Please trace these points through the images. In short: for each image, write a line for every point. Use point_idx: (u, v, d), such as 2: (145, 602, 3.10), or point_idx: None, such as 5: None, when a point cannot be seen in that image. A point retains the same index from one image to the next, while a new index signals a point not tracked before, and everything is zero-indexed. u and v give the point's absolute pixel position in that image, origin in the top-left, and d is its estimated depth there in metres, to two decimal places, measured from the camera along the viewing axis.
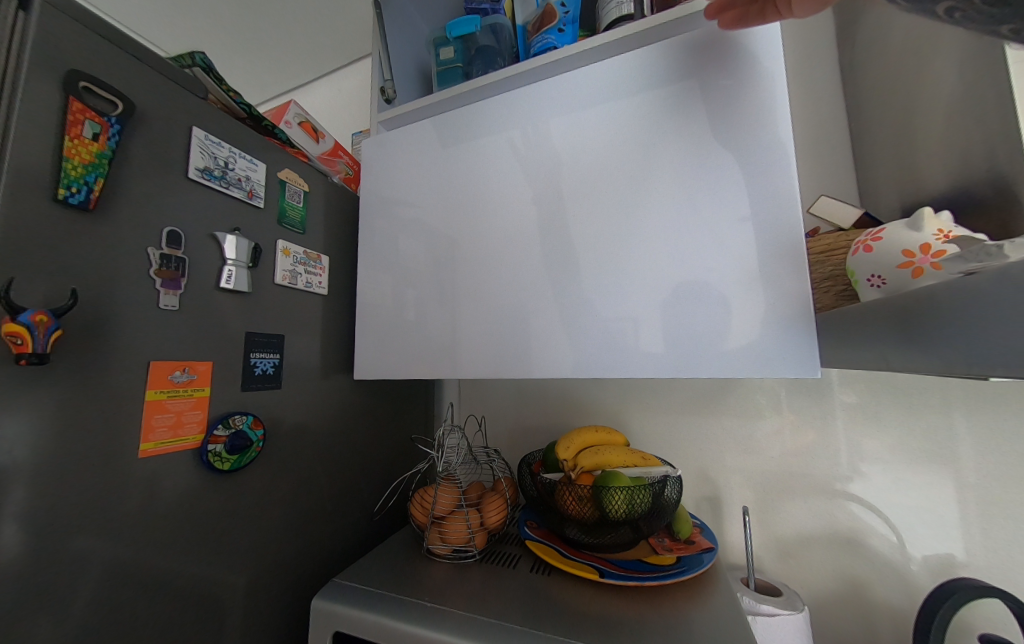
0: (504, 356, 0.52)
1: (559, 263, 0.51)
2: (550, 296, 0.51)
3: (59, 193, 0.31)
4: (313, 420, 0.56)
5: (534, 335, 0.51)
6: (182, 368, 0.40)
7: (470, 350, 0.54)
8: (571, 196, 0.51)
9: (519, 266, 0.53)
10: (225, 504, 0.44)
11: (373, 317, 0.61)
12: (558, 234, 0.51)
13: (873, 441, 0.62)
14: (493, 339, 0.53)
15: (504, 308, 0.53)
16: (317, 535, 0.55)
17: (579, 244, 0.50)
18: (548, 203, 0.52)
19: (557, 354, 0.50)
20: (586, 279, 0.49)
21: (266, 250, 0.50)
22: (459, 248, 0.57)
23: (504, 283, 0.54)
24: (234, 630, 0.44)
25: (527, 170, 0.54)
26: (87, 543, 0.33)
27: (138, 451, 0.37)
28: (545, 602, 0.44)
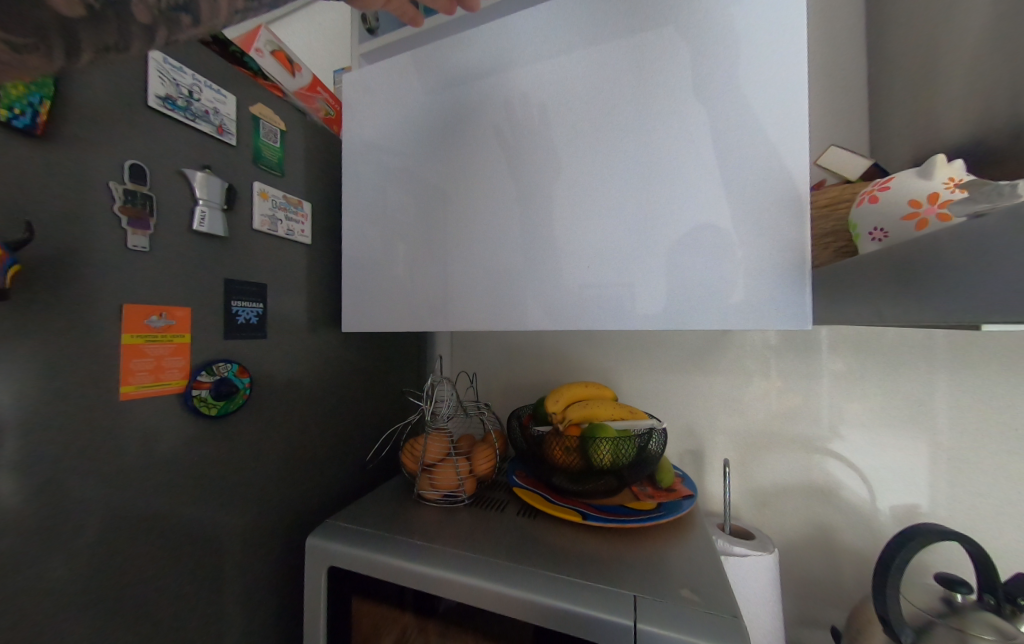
0: (493, 310, 0.51)
1: (552, 213, 0.49)
2: (539, 250, 0.49)
3: (2, 114, 0.28)
4: (302, 372, 0.56)
5: (523, 291, 0.50)
6: (158, 313, 0.38)
7: (460, 305, 0.53)
8: (567, 140, 0.48)
9: (507, 219, 0.51)
10: (215, 450, 0.44)
11: (358, 267, 0.59)
12: (547, 185, 0.49)
13: (859, 405, 0.63)
14: (482, 292, 0.52)
15: (494, 262, 0.52)
16: (309, 480, 0.56)
17: (573, 192, 0.48)
18: (541, 147, 0.49)
19: (546, 310, 0.49)
20: (576, 233, 0.47)
21: (242, 192, 0.47)
22: (446, 200, 0.54)
23: (493, 233, 0.52)
24: (231, 564, 0.45)
25: (516, 115, 0.50)
26: (80, 484, 0.33)
27: (119, 393, 0.36)
28: (531, 541, 0.46)
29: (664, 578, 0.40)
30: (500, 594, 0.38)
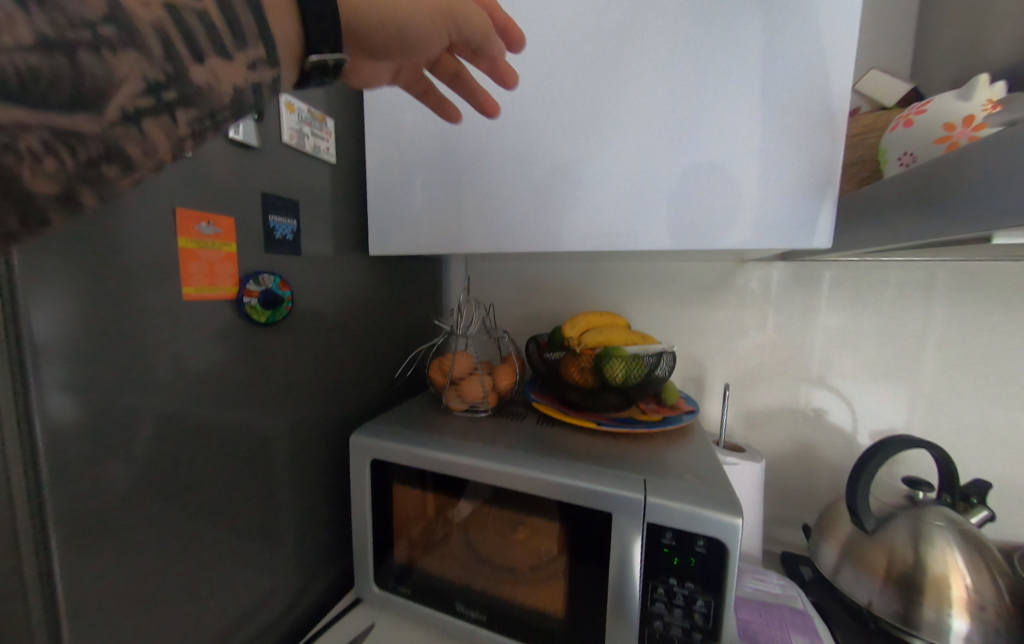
0: (512, 231, 0.52)
1: (583, 130, 0.47)
2: (562, 171, 0.49)
3: None
4: (333, 290, 0.58)
5: (543, 212, 0.51)
6: (207, 220, 0.40)
7: (479, 228, 0.54)
8: (602, 49, 0.46)
9: (529, 138, 0.50)
10: (263, 355, 0.48)
11: (382, 189, 0.59)
12: (572, 102, 0.48)
13: (848, 360, 0.67)
14: (507, 213, 0.52)
15: (514, 182, 0.52)
16: (342, 391, 0.61)
17: (605, 107, 0.46)
18: (574, 57, 0.47)
19: (565, 232, 0.50)
20: (597, 153, 0.47)
21: (270, 102, 0.46)
22: (468, 118, 0.53)
23: (520, 152, 0.51)
24: (283, 455, 0.51)
25: (542, 20, 0.47)
26: (157, 375, 0.37)
27: (182, 294, 0.38)
28: (550, 442, 0.52)
29: (671, 468, 0.46)
30: (528, 476, 0.44)
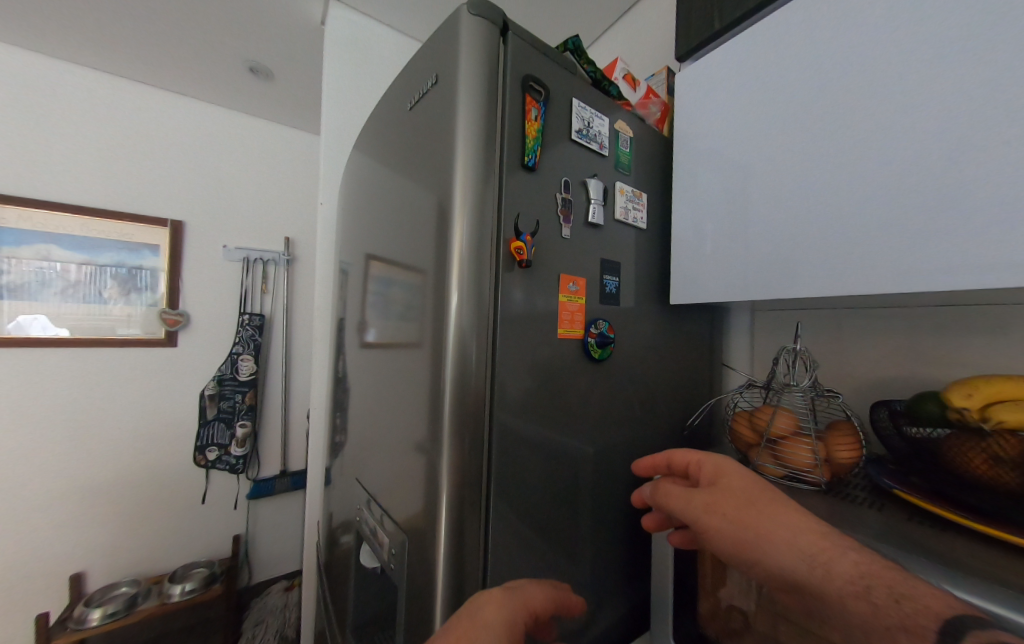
0: (837, 278, 0.51)
1: (965, 147, 0.42)
2: (896, 216, 0.46)
3: (525, 160, 0.49)
4: (639, 338, 0.67)
5: (871, 258, 0.48)
6: (574, 281, 0.55)
7: (799, 277, 0.55)
8: (1000, 56, 0.40)
9: (849, 194, 0.50)
10: (591, 387, 0.60)
11: (694, 240, 0.68)
12: (913, 147, 0.45)
13: None
14: (842, 247, 0.51)
15: (832, 234, 0.52)
16: (636, 431, 0.68)
17: (987, 116, 0.41)
18: (940, 75, 0.44)
19: (912, 275, 0.45)
20: (949, 188, 0.43)
21: (611, 191, 0.60)
22: (781, 186, 0.57)
23: (858, 182, 0.50)
24: (591, 475, 0.61)
25: (876, 80, 0.49)
26: (538, 389, 0.53)
27: (556, 333, 0.54)
28: (921, 552, 0.40)
29: None
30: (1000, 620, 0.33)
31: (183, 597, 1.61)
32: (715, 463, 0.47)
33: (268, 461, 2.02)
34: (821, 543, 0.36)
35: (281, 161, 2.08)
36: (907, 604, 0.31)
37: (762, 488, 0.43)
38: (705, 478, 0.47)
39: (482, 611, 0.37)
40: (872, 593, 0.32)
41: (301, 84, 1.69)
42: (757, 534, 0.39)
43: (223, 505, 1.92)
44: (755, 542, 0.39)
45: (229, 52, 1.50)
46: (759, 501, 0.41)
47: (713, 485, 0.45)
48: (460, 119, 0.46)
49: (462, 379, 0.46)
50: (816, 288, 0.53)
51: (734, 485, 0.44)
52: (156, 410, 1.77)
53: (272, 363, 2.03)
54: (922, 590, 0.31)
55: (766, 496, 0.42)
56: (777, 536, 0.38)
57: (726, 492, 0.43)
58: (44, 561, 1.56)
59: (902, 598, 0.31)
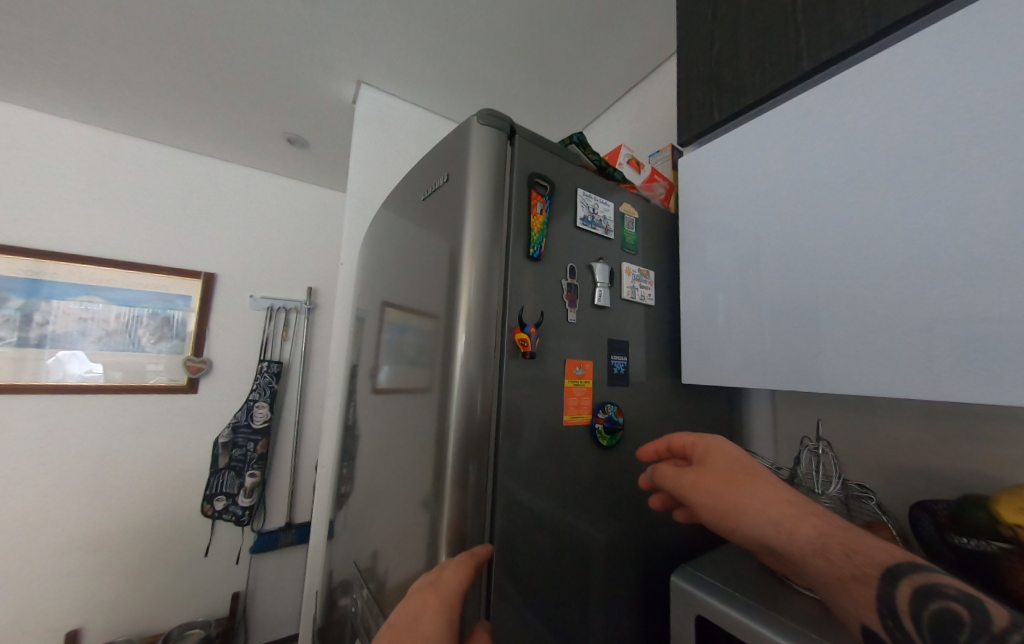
0: (858, 368, 0.49)
1: (989, 249, 0.40)
2: (916, 311, 0.45)
3: (530, 252, 0.50)
4: (651, 416, 0.65)
5: (893, 351, 0.47)
6: (580, 365, 0.55)
7: (817, 364, 0.53)
8: (1007, 162, 0.40)
9: (862, 283, 0.50)
10: (602, 473, 0.57)
11: (707, 315, 0.67)
12: (925, 242, 0.45)
13: None
14: (862, 336, 0.49)
15: (848, 323, 0.51)
16: (651, 517, 0.63)
17: (999, 219, 0.40)
18: (945, 175, 0.44)
19: (939, 375, 0.43)
20: (969, 287, 0.42)
21: (617, 272, 0.61)
22: (790, 270, 0.57)
23: (870, 273, 0.49)
24: (603, 570, 0.57)
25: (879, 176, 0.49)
26: (543, 479, 0.51)
27: (563, 420, 0.53)
28: None
29: None
30: None
31: None
32: (705, 441, 0.45)
33: (274, 512, 1.98)
34: (789, 504, 0.37)
35: (310, 216, 2.22)
36: (858, 557, 0.33)
37: (745, 465, 0.41)
38: (695, 459, 0.45)
39: (422, 622, 0.35)
40: (828, 551, 0.34)
41: (332, 150, 1.84)
42: (735, 504, 0.39)
43: (226, 558, 1.86)
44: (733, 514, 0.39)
45: (271, 125, 1.66)
46: (742, 478, 0.40)
47: (702, 465, 0.43)
48: (468, 216, 0.48)
49: (462, 473, 0.45)
50: (837, 376, 0.51)
51: (720, 463, 0.42)
52: (171, 456, 1.79)
53: (286, 409, 2.05)
54: (871, 544, 0.34)
55: (748, 472, 0.40)
56: (754, 508, 0.38)
57: (711, 473, 0.42)
58: (44, 617, 1.52)
59: (857, 555, 0.33)
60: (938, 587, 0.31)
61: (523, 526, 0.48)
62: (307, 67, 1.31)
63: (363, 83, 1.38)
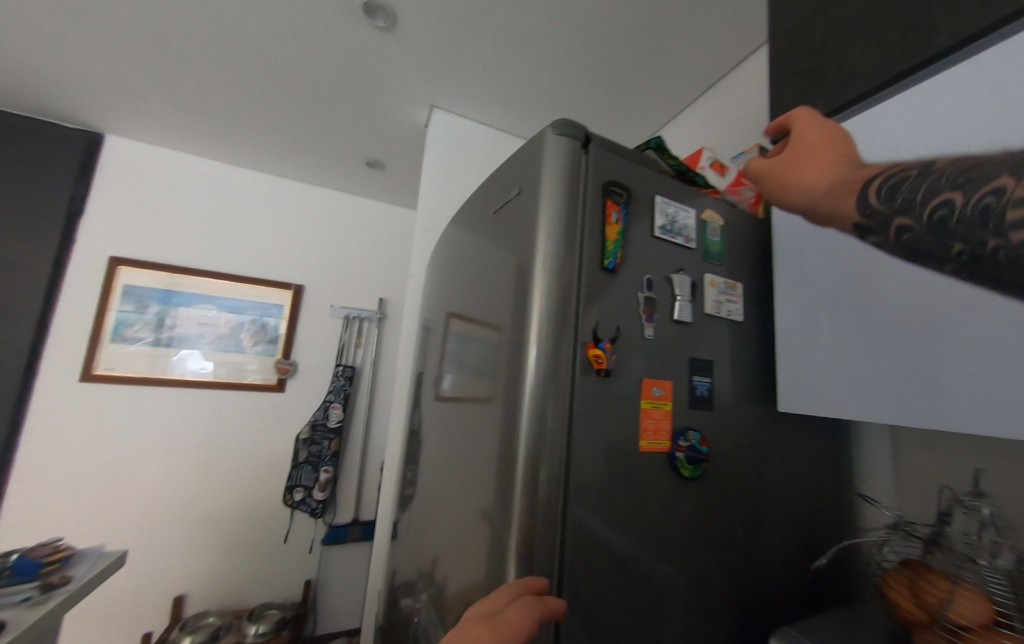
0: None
1: None
2: None
3: (605, 263, 0.48)
4: (739, 446, 0.57)
5: None
6: (658, 386, 0.50)
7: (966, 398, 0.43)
8: None
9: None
10: (683, 506, 0.52)
11: (806, 333, 0.59)
12: None
13: None
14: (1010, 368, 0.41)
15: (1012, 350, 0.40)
16: (740, 562, 0.56)
17: None
18: None
19: None
20: None
21: (700, 285, 0.56)
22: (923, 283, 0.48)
23: None
24: (683, 619, 0.50)
25: None
26: (616, 507, 0.47)
27: (640, 446, 0.49)
28: None
29: None
30: None
31: (255, 639, 1.67)
32: (802, 116, 0.47)
33: (343, 508, 2.11)
34: (827, 173, 0.43)
35: (384, 233, 2.40)
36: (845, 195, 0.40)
37: (831, 131, 0.45)
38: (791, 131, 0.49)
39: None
40: (832, 200, 0.41)
41: (405, 171, 1.97)
42: (787, 165, 0.46)
43: (300, 547, 2.02)
44: (786, 172, 0.46)
45: (353, 151, 1.83)
46: (825, 144, 0.45)
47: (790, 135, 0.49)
48: (540, 228, 0.47)
49: (530, 496, 0.42)
50: (974, 414, 0.43)
51: (805, 131, 0.47)
52: (261, 449, 2.00)
53: (358, 412, 2.19)
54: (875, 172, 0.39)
55: (829, 138, 0.45)
56: (810, 174, 0.44)
57: (799, 136, 0.47)
58: (158, 581, 1.76)
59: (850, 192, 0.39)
60: (903, 179, 0.35)
61: (595, 555, 0.45)
62: (386, 96, 1.43)
63: (435, 107, 1.46)
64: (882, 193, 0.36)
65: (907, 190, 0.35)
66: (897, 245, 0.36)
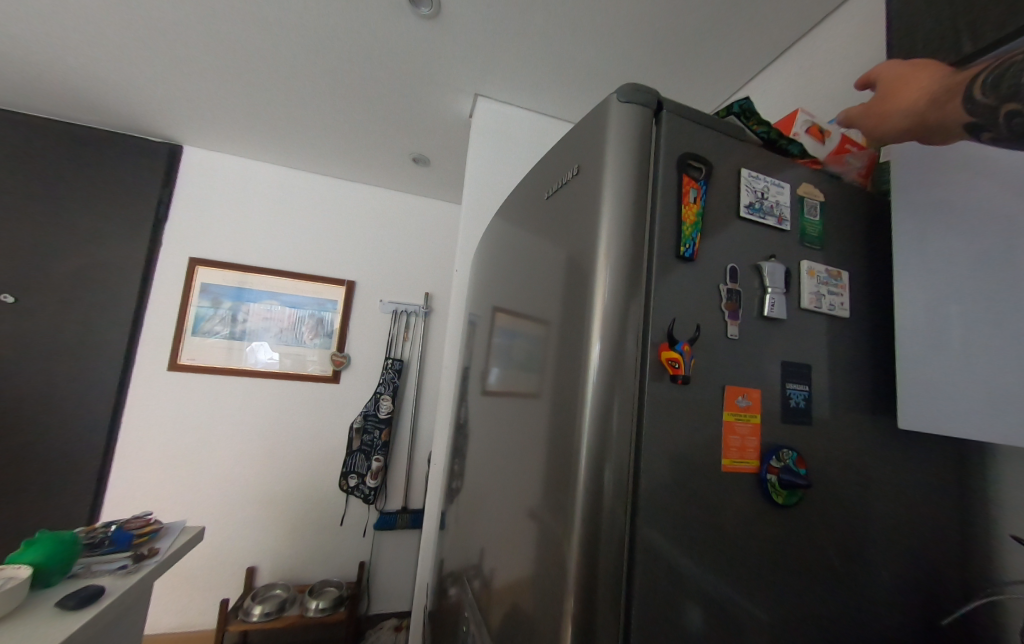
0: None
1: None
2: None
3: (681, 250, 0.41)
4: (841, 465, 0.48)
5: None
6: (743, 394, 0.43)
7: None
8: None
9: None
10: (773, 534, 0.44)
11: (935, 324, 0.49)
12: None
13: None
14: None
15: None
16: (842, 602, 0.47)
17: None
18: None
19: None
20: None
21: (795, 274, 0.47)
22: None
23: None
24: None
25: None
26: (694, 532, 0.41)
27: (722, 465, 0.42)
28: None
29: None
30: None
31: (316, 613, 1.78)
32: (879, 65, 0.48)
33: (393, 496, 2.19)
34: (926, 92, 0.43)
35: (429, 227, 2.42)
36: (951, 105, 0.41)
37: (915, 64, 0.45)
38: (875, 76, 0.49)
39: None
40: (938, 114, 0.42)
41: (449, 165, 1.96)
42: (883, 103, 0.47)
43: (355, 529, 2.12)
44: (882, 112, 0.47)
45: (399, 147, 1.85)
46: (909, 76, 0.45)
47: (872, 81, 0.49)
48: (604, 211, 0.40)
49: (594, 519, 0.37)
50: None
51: (886, 72, 0.47)
52: (319, 437, 2.11)
53: (406, 403, 2.25)
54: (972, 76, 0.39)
55: (916, 69, 0.45)
56: (904, 103, 0.45)
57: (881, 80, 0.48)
58: (233, 552, 1.93)
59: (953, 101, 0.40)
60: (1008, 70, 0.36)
61: (670, 587, 0.39)
62: (430, 88, 1.41)
63: (480, 95, 1.42)
64: (986, 87, 0.38)
65: (1009, 83, 0.36)
66: (1008, 133, 0.37)
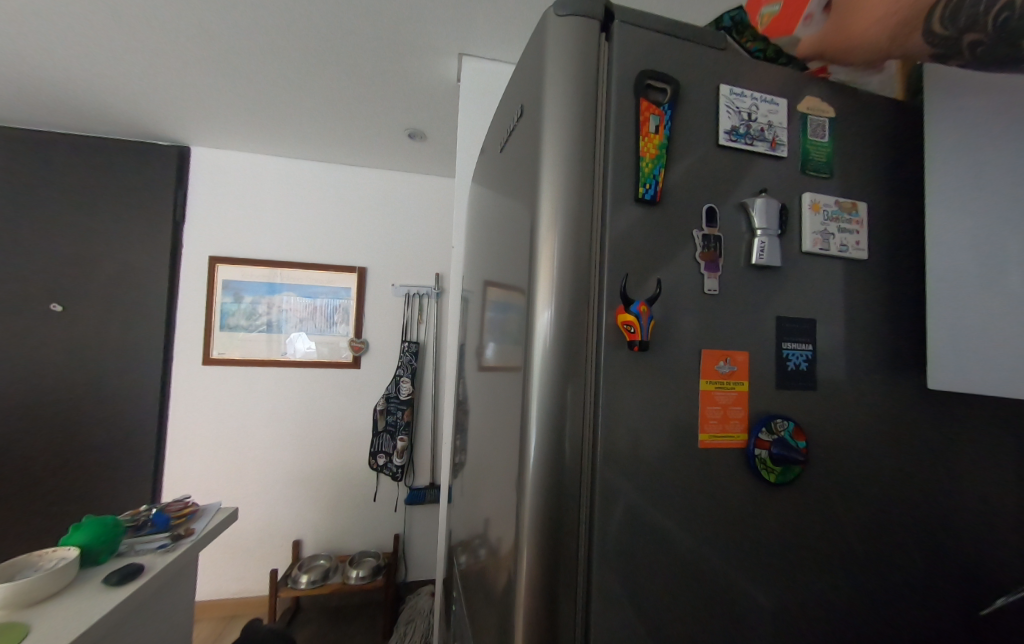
0: None
1: None
2: None
3: (639, 191, 0.34)
4: (856, 432, 0.42)
5: None
6: (726, 358, 0.37)
7: None
8: None
9: None
10: (768, 513, 0.39)
11: (991, 268, 0.42)
12: None
13: None
14: None
15: None
16: (856, 583, 0.41)
17: None
18: None
19: None
20: None
21: (794, 211, 0.39)
22: None
23: None
24: None
25: None
26: (670, 514, 0.36)
27: (698, 441, 0.37)
28: None
29: None
30: None
31: (356, 581, 1.90)
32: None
33: (421, 472, 2.25)
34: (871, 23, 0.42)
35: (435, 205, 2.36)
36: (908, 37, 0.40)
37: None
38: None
39: None
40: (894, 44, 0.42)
41: (446, 136, 1.87)
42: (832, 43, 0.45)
43: (388, 504, 2.22)
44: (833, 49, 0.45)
45: (393, 124, 1.78)
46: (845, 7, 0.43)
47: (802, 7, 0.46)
48: (544, 152, 0.34)
49: (547, 501, 0.33)
50: None
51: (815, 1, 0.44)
52: (346, 420, 2.19)
53: (426, 384, 2.28)
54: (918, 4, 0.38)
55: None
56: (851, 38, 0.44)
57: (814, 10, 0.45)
58: (279, 528, 2.08)
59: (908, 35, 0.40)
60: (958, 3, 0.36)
61: (641, 573, 0.35)
62: (413, 55, 1.32)
63: (465, 54, 1.31)
64: (946, 21, 0.38)
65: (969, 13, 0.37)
66: (973, 57, 0.39)
